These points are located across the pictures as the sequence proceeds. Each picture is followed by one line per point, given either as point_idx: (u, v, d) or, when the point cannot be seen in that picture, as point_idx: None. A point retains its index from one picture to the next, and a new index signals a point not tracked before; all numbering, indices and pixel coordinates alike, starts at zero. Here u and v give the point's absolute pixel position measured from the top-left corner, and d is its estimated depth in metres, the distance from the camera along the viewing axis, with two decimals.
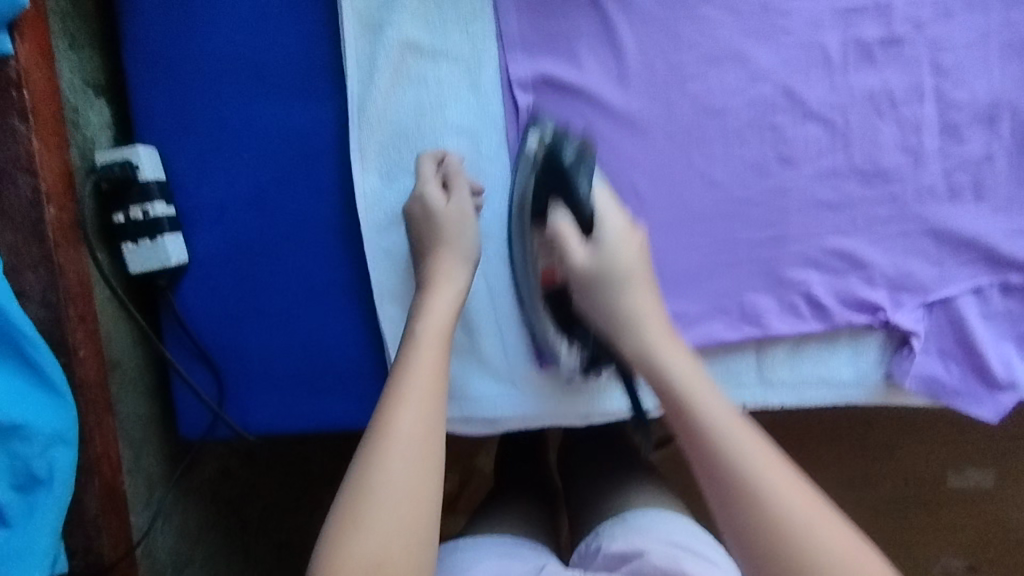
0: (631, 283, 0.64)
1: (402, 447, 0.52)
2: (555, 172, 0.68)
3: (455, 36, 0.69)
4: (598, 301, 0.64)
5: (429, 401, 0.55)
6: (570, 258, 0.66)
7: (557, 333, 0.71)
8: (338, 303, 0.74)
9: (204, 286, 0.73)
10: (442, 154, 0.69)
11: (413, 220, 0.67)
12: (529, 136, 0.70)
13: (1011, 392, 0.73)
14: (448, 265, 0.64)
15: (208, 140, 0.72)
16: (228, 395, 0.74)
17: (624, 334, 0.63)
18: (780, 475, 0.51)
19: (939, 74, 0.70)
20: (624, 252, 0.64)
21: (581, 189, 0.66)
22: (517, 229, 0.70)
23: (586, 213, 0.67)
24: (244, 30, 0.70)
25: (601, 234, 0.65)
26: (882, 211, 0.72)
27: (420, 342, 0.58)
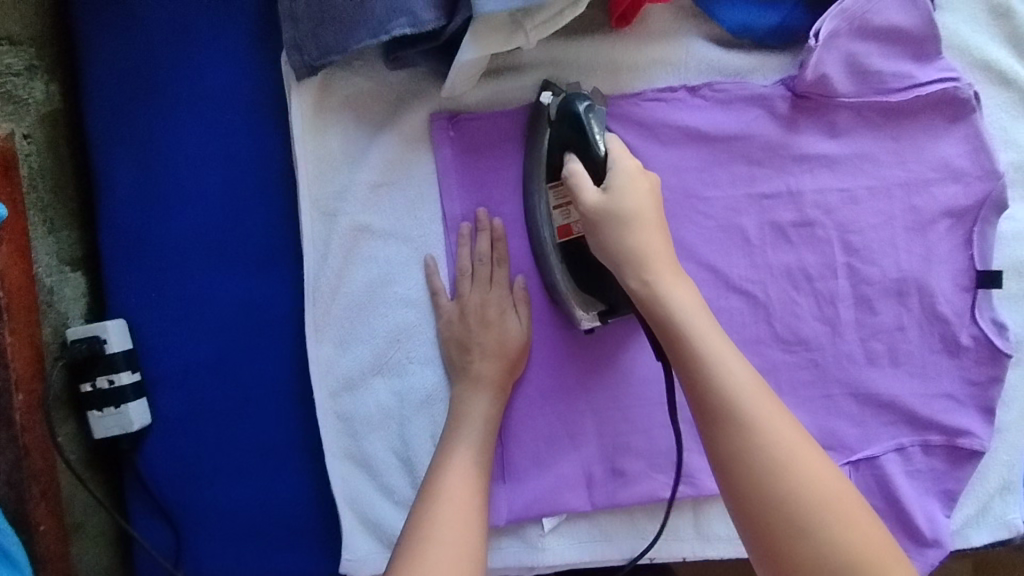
0: (641, 222, 0.63)
1: (452, 506, 0.63)
2: (568, 122, 0.69)
3: (404, 219, 0.75)
4: (606, 242, 0.63)
5: (471, 468, 0.67)
6: (580, 197, 0.64)
7: (572, 286, 0.73)
8: (293, 462, 0.77)
9: (165, 446, 0.77)
10: (478, 210, 0.75)
11: (474, 310, 0.74)
12: (545, 92, 0.72)
13: (938, 548, 0.76)
14: (494, 371, 0.72)
15: (171, 309, 0.76)
16: (185, 550, 0.77)
17: (627, 269, 0.62)
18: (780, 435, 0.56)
19: (850, 252, 0.76)
20: (635, 197, 0.63)
21: (594, 142, 0.66)
22: (534, 177, 0.73)
23: (596, 159, 0.66)
24: (207, 211, 0.75)
25: (612, 177, 0.64)
26: (804, 374, 0.77)
27: (466, 423, 0.70)
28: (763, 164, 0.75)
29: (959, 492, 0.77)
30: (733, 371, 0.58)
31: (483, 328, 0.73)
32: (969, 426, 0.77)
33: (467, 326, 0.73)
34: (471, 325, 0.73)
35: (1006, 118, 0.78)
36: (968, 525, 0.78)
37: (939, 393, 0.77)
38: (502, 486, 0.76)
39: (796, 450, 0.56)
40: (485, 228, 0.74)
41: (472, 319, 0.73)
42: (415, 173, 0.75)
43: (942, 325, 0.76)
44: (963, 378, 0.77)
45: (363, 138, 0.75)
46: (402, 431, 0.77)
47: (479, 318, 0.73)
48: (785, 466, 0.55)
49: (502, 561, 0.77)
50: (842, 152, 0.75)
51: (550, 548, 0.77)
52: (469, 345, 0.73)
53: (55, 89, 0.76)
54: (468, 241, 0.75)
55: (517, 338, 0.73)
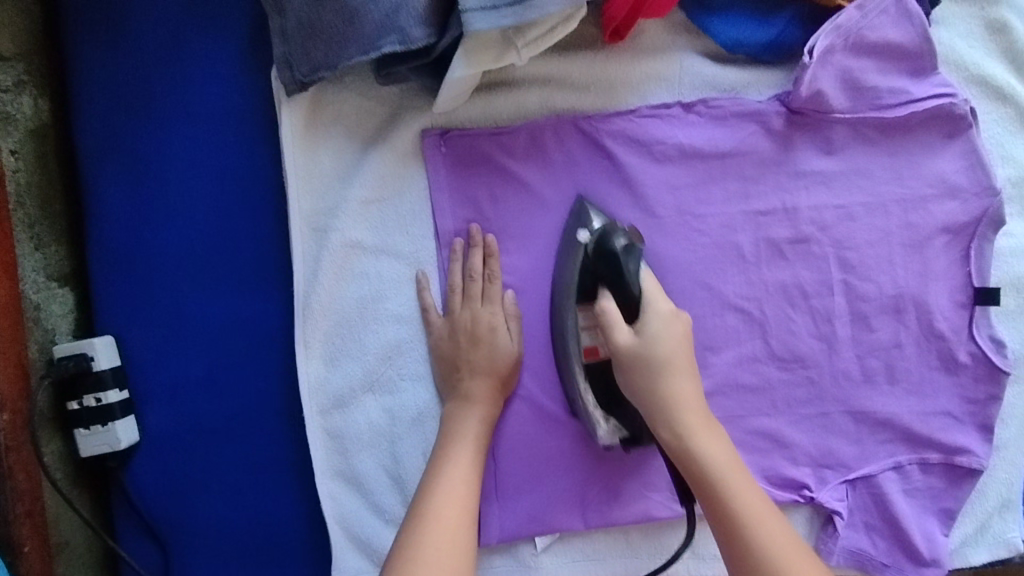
0: (673, 369, 0.66)
1: (443, 530, 0.61)
2: (607, 261, 0.67)
3: (395, 236, 0.75)
4: (640, 390, 0.66)
5: (463, 489, 0.65)
6: (614, 341, 0.66)
7: (597, 403, 0.72)
8: (282, 480, 0.76)
9: (153, 464, 0.76)
10: (471, 226, 0.74)
11: (465, 326, 0.73)
12: (580, 231, 0.71)
13: (936, 567, 0.75)
14: (486, 390, 0.71)
15: (160, 326, 0.75)
16: (173, 570, 0.76)
17: (660, 423, 0.65)
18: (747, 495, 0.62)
19: (846, 269, 0.75)
20: (667, 340, 0.66)
21: (633, 280, 0.66)
22: (561, 300, 0.72)
23: (632, 299, 0.67)
24: (197, 228, 0.75)
25: (646, 323, 0.67)
26: (800, 392, 0.76)
27: (460, 442, 0.68)
28: (758, 180, 0.75)
29: (957, 510, 0.76)
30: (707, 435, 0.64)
31: (473, 346, 0.72)
32: (966, 444, 0.76)
33: (457, 344, 0.73)
34: (461, 343, 0.72)
35: (1003, 134, 0.77)
36: (967, 543, 0.77)
37: (936, 411, 0.76)
38: (493, 503, 0.75)
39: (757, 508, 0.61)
40: (477, 244, 0.74)
41: (461, 337, 0.72)
42: (407, 189, 0.75)
43: (940, 342, 0.76)
44: (961, 395, 0.76)
45: (354, 153, 0.75)
46: (393, 449, 0.76)
47: (469, 335, 0.72)
48: (770, 538, 0.60)
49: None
50: (837, 167, 0.75)
51: (543, 567, 0.76)
52: (459, 363, 0.72)
53: (43, 104, 0.75)
54: (461, 258, 0.74)
55: (508, 354, 0.72)
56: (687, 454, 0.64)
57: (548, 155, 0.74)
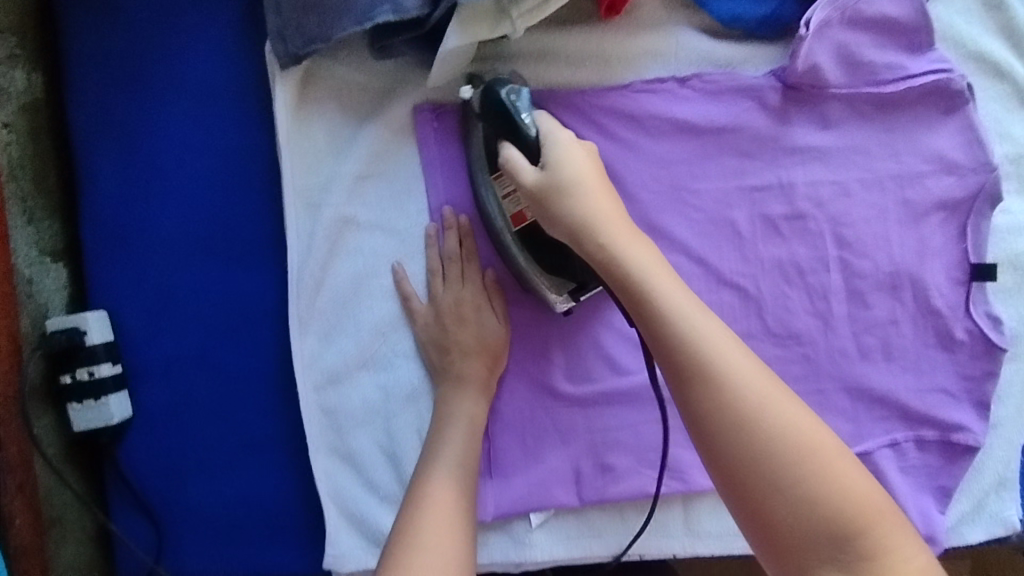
0: (586, 189, 0.61)
1: (439, 507, 0.62)
2: (497, 114, 0.67)
3: (389, 211, 0.74)
4: (562, 217, 0.61)
5: (458, 469, 0.66)
6: (519, 181, 0.63)
7: (535, 262, 0.71)
8: (277, 457, 0.76)
9: (146, 440, 0.76)
10: (444, 210, 0.74)
11: (450, 308, 0.73)
12: (462, 88, 0.71)
13: (932, 545, 0.75)
14: (477, 370, 0.72)
15: (153, 300, 0.75)
16: (167, 546, 0.76)
17: (590, 247, 0.60)
18: (737, 363, 0.54)
19: (842, 246, 0.75)
20: (575, 165, 0.62)
21: (522, 122, 0.65)
22: (479, 174, 0.72)
23: (528, 139, 0.64)
24: (189, 202, 0.74)
25: (549, 159, 0.63)
26: (796, 369, 0.76)
27: (453, 424, 0.69)
28: (754, 156, 0.74)
29: (953, 488, 0.76)
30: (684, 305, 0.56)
31: (460, 326, 0.72)
32: (962, 421, 0.76)
33: (443, 327, 0.73)
34: (448, 326, 0.73)
35: (1000, 110, 0.77)
36: (964, 521, 0.77)
37: (932, 388, 0.76)
38: (486, 481, 0.75)
39: (745, 373, 0.54)
40: (451, 226, 0.74)
41: (447, 319, 0.73)
42: (401, 164, 0.74)
43: (936, 319, 0.75)
44: (957, 372, 0.76)
45: (347, 127, 0.74)
46: (388, 426, 0.75)
47: (455, 316, 0.73)
48: (774, 414, 0.52)
49: (492, 558, 0.76)
50: (834, 143, 0.74)
51: (538, 544, 0.76)
52: (447, 345, 0.72)
53: (37, 78, 0.75)
54: (437, 241, 0.74)
55: (495, 333, 0.73)
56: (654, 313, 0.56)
57: None
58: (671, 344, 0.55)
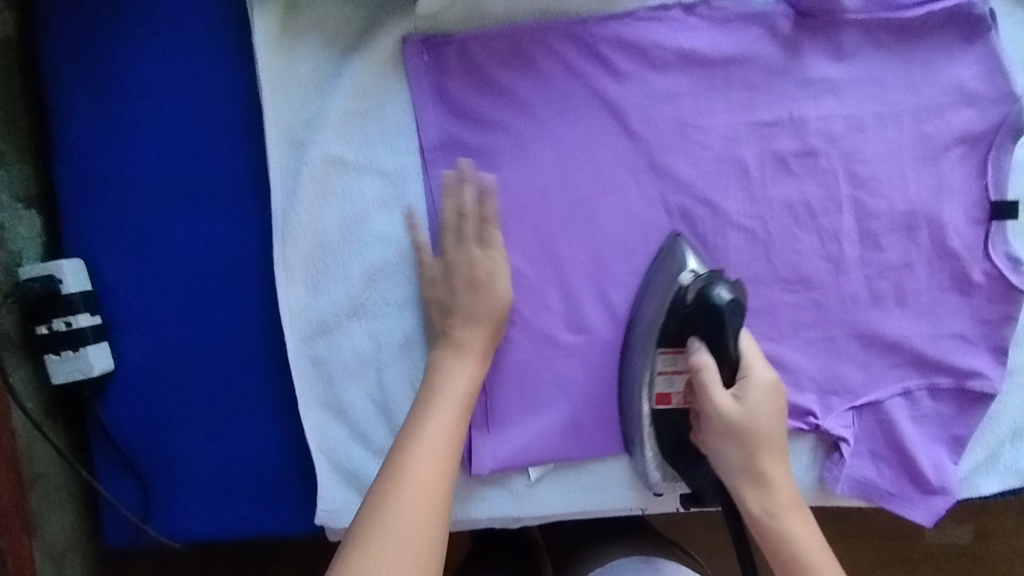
0: (768, 448, 0.63)
1: (416, 493, 0.57)
2: (706, 315, 0.64)
3: (379, 152, 0.70)
4: (722, 458, 0.64)
5: (444, 452, 0.60)
6: (714, 405, 0.63)
7: (660, 454, 0.71)
8: (264, 410, 0.73)
9: (130, 394, 0.73)
10: (462, 161, 0.68)
11: (461, 270, 0.68)
12: (682, 272, 0.67)
13: (944, 496, 0.72)
14: (479, 340, 0.66)
15: (133, 249, 0.71)
16: (154, 504, 0.73)
17: (750, 487, 0.63)
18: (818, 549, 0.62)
19: (855, 184, 0.71)
20: (765, 419, 0.63)
21: (729, 341, 0.63)
22: (640, 343, 0.70)
23: (728, 356, 0.64)
24: (169, 146, 0.71)
25: (747, 388, 0.63)
26: (806, 315, 0.73)
27: (446, 401, 0.63)
28: (764, 88, 0.70)
29: (967, 438, 0.73)
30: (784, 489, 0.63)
31: (472, 292, 0.67)
32: (978, 367, 0.72)
33: (451, 289, 0.68)
34: (456, 286, 0.67)
35: None
36: (977, 473, 0.74)
37: (948, 333, 0.73)
38: (480, 434, 0.71)
39: (818, 556, 0.62)
40: (470, 182, 0.67)
41: (458, 281, 0.67)
42: (390, 101, 0.70)
43: (953, 261, 0.72)
44: (974, 317, 0.73)
45: (334, 63, 0.70)
46: (380, 377, 0.72)
47: (466, 280, 0.67)
48: None
49: (484, 513, 0.73)
50: (847, 75, 0.71)
51: (536, 498, 0.73)
52: (453, 307, 0.67)
53: (7, 14, 0.71)
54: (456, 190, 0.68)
55: (504, 304, 0.68)
56: (769, 516, 0.63)
57: (541, 65, 0.70)
58: (780, 545, 0.62)
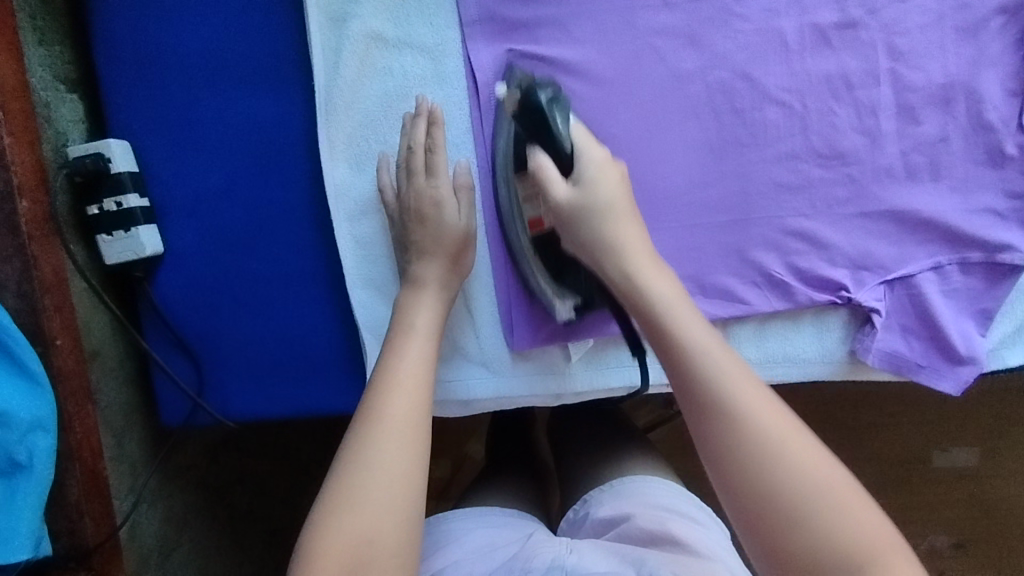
0: (613, 212, 0.64)
1: (394, 431, 0.55)
2: (534, 116, 0.67)
3: (419, 28, 0.71)
4: (578, 241, 0.65)
5: (417, 387, 0.59)
6: (551, 196, 0.66)
7: (549, 279, 0.73)
8: (310, 290, 0.75)
9: (180, 275, 0.75)
10: (417, 97, 0.71)
11: (411, 207, 0.68)
12: (497, 88, 0.71)
13: (972, 366, 0.75)
14: (435, 271, 0.67)
15: (178, 132, 0.73)
16: (207, 381, 0.76)
17: (605, 257, 0.63)
18: (733, 371, 0.53)
19: (895, 57, 0.72)
20: (607, 186, 0.65)
21: (558, 136, 0.66)
22: (502, 177, 0.72)
23: (564, 153, 0.66)
24: (209, 25, 0.71)
25: (580, 174, 0.65)
26: (841, 191, 0.74)
27: (417, 335, 0.63)
28: None
29: (995, 311, 0.75)
30: (694, 329, 0.56)
31: (420, 226, 0.68)
32: (1010, 240, 0.74)
33: (406, 227, 0.69)
34: (407, 224, 0.68)
35: None
36: (1002, 345, 0.76)
37: (980, 207, 0.74)
38: (518, 309, 0.74)
39: (737, 382, 0.52)
40: (422, 113, 0.70)
41: (409, 216, 0.68)
42: None
43: (988, 135, 0.73)
44: (1005, 191, 0.74)
45: None
46: None
47: (415, 213, 0.68)
48: (757, 419, 0.50)
49: (471, 386, 0.76)
50: None
51: (572, 374, 0.76)
52: (408, 243, 0.69)
53: None
54: (407, 128, 0.70)
55: (457, 231, 0.68)
56: (664, 328, 0.57)
57: None
58: (676, 363, 0.55)
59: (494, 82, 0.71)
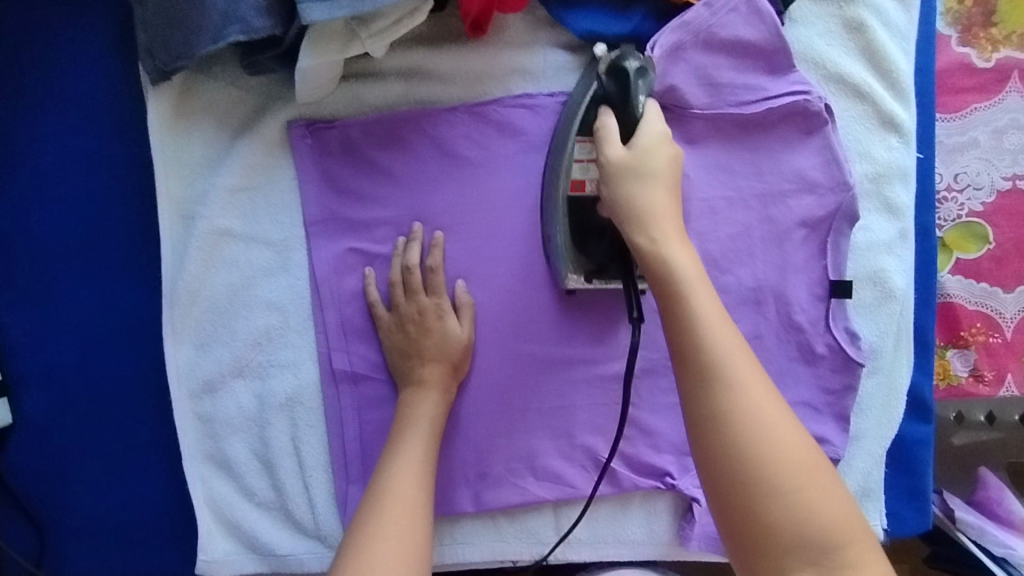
0: (655, 180, 0.66)
1: (396, 509, 0.64)
2: (620, 83, 0.68)
3: (265, 223, 0.75)
4: (617, 196, 0.66)
5: (418, 470, 0.68)
6: (605, 153, 0.67)
7: (569, 239, 0.72)
8: (153, 464, 0.77)
9: (30, 445, 0.77)
10: (413, 225, 0.75)
11: (412, 319, 0.73)
12: (598, 45, 0.72)
13: None
14: (438, 374, 0.73)
15: (34, 308, 0.75)
16: (50, 549, 0.78)
17: (635, 227, 0.64)
18: (744, 367, 0.56)
19: (708, 262, 0.76)
20: (658, 158, 0.66)
21: (635, 104, 0.67)
22: (562, 135, 0.72)
23: (631, 118, 0.68)
24: (66, 212, 0.74)
25: (638, 137, 0.66)
26: (666, 381, 0.78)
27: (417, 426, 0.71)
28: None
29: None
30: (713, 317, 0.58)
31: (423, 335, 0.73)
32: (825, 434, 0.77)
33: (406, 335, 0.73)
34: (411, 333, 0.73)
35: (861, 130, 0.78)
36: None
37: (797, 401, 0.77)
38: (355, 488, 0.76)
39: (751, 386, 0.55)
40: (416, 239, 0.74)
41: (410, 327, 0.73)
42: (275, 178, 0.75)
43: (798, 334, 0.77)
44: (819, 386, 0.77)
45: (224, 142, 0.75)
46: (263, 434, 0.76)
47: (417, 326, 0.73)
48: (763, 424, 0.54)
49: (464, 555, 0.78)
50: (700, 163, 0.76)
51: (449, 550, 0.78)
52: (410, 352, 0.73)
53: None
54: (402, 252, 0.75)
55: (458, 342, 0.73)
56: (684, 323, 0.59)
57: (415, 146, 0.75)
58: (717, 411, 0.55)
59: (332, 274, 0.75)
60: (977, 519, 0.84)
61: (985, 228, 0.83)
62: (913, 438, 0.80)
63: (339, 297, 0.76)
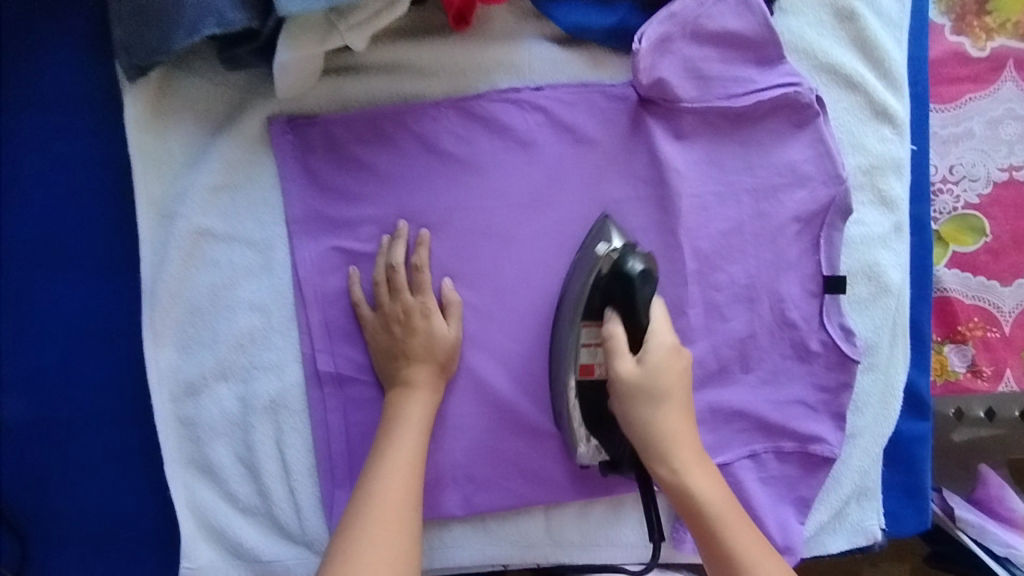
0: (668, 399, 0.66)
1: (383, 513, 0.63)
2: (621, 284, 0.66)
3: (246, 223, 0.74)
4: (633, 419, 0.67)
5: (407, 471, 0.66)
6: (616, 370, 0.66)
7: (585, 427, 0.71)
8: (134, 469, 0.76)
9: (9, 452, 0.75)
10: (398, 222, 0.73)
11: (396, 319, 0.71)
12: (600, 245, 0.69)
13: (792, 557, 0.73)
14: (425, 375, 0.71)
15: (12, 312, 0.74)
16: (30, 557, 0.76)
17: (657, 457, 0.66)
18: (725, 510, 0.65)
19: (699, 258, 0.74)
20: (667, 373, 0.66)
21: (640, 310, 0.66)
22: (567, 317, 0.71)
23: (639, 328, 0.66)
24: (44, 213, 0.73)
25: (647, 351, 0.66)
26: None
27: (404, 426, 0.69)
28: (610, 167, 0.74)
29: (812, 498, 0.76)
30: (698, 471, 0.66)
31: (408, 335, 0.71)
32: (821, 432, 0.75)
33: (391, 336, 0.71)
34: (395, 333, 0.71)
35: (854, 122, 0.77)
36: (823, 531, 0.77)
37: (791, 399, 0.76)
38: (341, 492, 0.74)
39: (737, 528, 0.65)
40: (401, 237, 0.72)
41: (394, 328, 0.71)
42: (256, 176, 0.74)
43: (791, 331, 0.76)
44: (813, 383, 0.76)
45: (203, 140, 0.73)
46: (246, 437, 0.75)
47: (401, 328, 0.71)
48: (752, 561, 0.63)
49: (453, 558, 0.77)
50: (690, 157, 0.74)
51: (438, 554, 0.76)
52: (395, 353, 0.71)
53: None
54: (387, 250, 0.73)
55: (445, 343, 0.72)
56: (733, 565, 0.63)
57: (399, 141, 0.73)
58: (713, 547, 0.65)
59: (316, 274, 0.74)
60: (976, 516, 0.81)
61: (982, 221, 0.81)
62: (911, 435, 0.79)
63: (323, 297, 0.74)
